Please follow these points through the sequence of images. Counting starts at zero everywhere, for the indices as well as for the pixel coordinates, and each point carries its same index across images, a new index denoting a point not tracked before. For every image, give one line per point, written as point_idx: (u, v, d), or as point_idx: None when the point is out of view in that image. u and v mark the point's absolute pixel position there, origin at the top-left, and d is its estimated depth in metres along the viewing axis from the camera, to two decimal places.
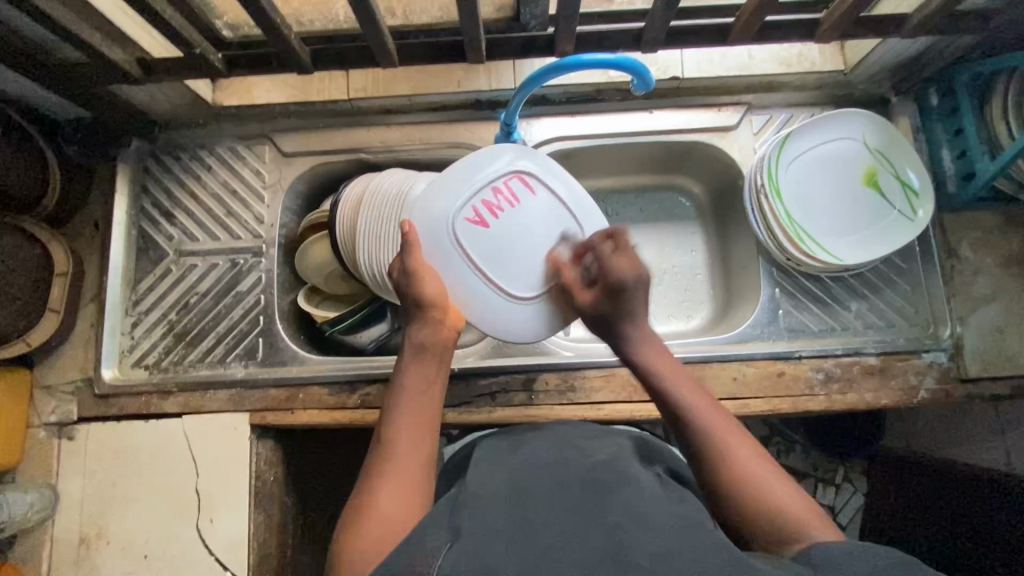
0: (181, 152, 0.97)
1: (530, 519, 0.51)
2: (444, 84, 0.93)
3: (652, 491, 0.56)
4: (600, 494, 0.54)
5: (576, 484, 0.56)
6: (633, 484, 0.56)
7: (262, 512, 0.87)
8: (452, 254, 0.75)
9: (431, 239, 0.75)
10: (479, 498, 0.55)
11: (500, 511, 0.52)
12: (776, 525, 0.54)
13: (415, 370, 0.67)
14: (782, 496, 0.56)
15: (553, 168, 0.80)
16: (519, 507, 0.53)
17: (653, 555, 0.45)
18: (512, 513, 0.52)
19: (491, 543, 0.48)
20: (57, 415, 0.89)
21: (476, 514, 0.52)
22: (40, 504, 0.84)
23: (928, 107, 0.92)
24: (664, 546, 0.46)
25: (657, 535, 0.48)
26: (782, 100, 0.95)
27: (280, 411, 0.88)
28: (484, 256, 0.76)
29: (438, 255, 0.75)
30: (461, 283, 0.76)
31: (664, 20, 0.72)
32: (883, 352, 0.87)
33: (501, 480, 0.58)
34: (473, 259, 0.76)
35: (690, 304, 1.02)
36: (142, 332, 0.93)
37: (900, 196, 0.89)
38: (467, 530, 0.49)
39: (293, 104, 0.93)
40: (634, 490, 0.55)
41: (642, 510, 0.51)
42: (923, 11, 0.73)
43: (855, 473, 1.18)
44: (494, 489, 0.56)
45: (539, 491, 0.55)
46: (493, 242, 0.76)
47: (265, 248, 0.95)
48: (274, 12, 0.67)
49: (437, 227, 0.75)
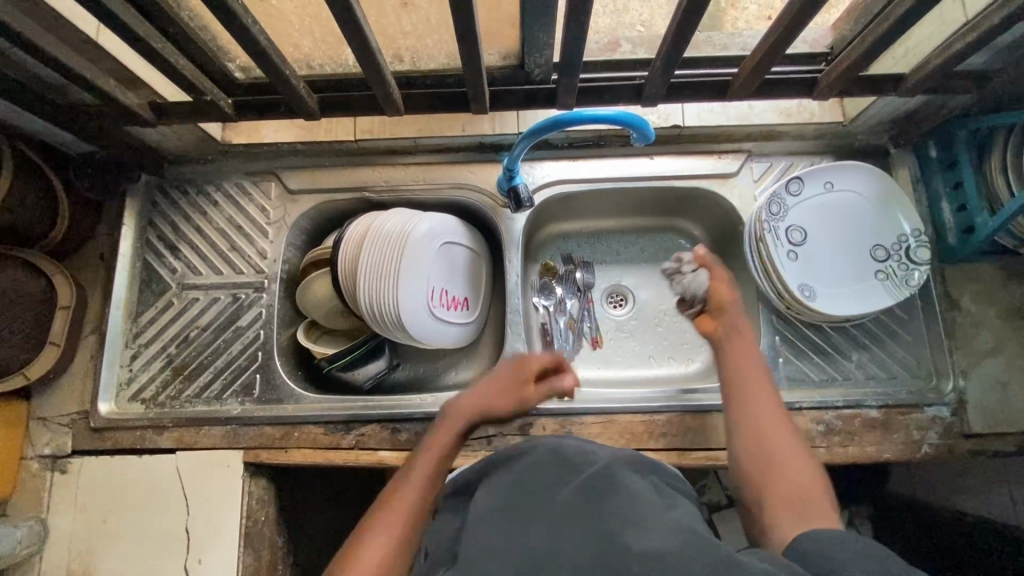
0: (189, 187, 0.99)
1: (526, 532, 0.50)
2: (449, 128, 0.95)
3: (649, 500, 0.54)
4: (593, 502, 0.53)
5: (570, 488, 0.55)
6: (629, 492, 0.55)
7: (253, 552, 0.86)
8: (425, 270, 0.89)
9: (414, 265, 0.87)
10: (473, 521, 0.54)
11: (493, 528, 0.51)
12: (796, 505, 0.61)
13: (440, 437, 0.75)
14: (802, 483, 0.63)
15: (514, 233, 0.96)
16: (514, 519, 0.52)
17: (642, 561, 0.45)
18: (508, 526, 0.51)
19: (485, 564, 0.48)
20: (51, 447, 0.89)
21: (475, 538, 0.51)
22: (29, 540, 0.83)
23: (927, 158, 0.92)
24: (653, 551, 0.46)
25: (648, 544, 0.47)
26: (782, 148, 0.96)
27: (274, 449, 0.88)
28: (436, 278, 0.91)
29: (413, 273, 0.87)
30: (415, 294, 0.88)
31: (664, 76, 0.74)
32: (885, 404, 0.86)
33: (500, 491, 0.57)
34: (424, 277, 0.89)
35: (835, 294, 0.89)
36: (140, 365, 0.93)
37: (901, 249, 0.89)
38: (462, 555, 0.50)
39: (300, 143, 0.96)
40: (626, 494, 0.54)
41: (638, 522, 0.50)
42: (918, 72, 0.75)
43: (860, 516, 1.12)
44: (491, 505, 0.55)
45: (536, 505, 0.53)
46: (448, 271, 0.93)
47: (266, 283, 0.95)
48: (282, 63, 0.69)
49: (423, 260, 0.89)
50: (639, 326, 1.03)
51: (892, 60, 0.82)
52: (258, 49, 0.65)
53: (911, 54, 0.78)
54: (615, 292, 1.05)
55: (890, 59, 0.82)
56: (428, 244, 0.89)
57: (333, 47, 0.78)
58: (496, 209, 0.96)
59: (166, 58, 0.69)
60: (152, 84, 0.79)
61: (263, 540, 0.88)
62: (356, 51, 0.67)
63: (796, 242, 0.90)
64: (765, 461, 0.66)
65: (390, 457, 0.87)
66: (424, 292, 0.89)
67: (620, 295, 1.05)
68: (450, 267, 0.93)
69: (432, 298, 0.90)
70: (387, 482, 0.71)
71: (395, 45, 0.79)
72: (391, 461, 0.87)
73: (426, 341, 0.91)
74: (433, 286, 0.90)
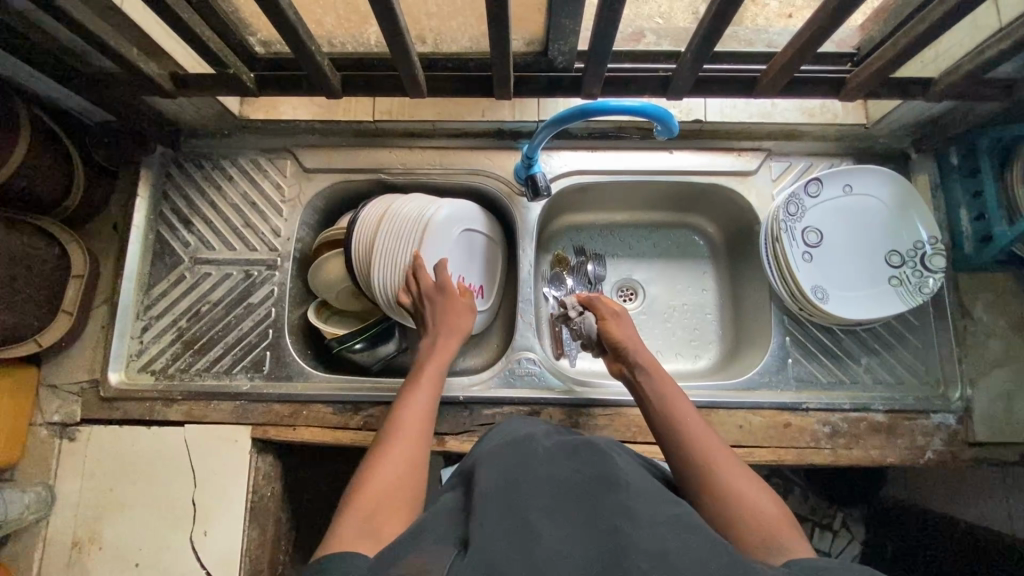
0: (204, 161, 0.98)
1: (532, 524, 0.50)
2: (468, 112, 0.94)
3: (650, 491, 0.55)
4: (597, 494, 0.54)
5: (576, 477, 0.56)
6: (631, 482, 0.56)
7: (258, 527, 0.86)
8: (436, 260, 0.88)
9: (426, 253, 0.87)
10: (481, 497, 0.54)
11: (501, 512, 0.52)
12: (762, 531, 0.57)
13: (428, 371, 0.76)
14: (763, 505, 0.60)
15: (528, 223, 0.95)
16: (522, 506, 0.52)
17: (651, 560, 0.46)
18: (511, 511, 0.52)
19: (495, 546, 0.48)
20: (60, 415, 0.89)
21: (484, 525, 0.50)
22: (36, 505, 0.83)
23: (947, 165, 0.91)
24: (663, 551, 0.47)
25: (656, 538, 0.48)
26: (802, 148, 0.95)
27: (282, 426, 0.88)
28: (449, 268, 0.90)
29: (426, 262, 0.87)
30: None
31: (693, 69, 0.73)
32: (891, 409, 0.87)
33: (499, 470, 0.58)
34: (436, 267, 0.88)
35: (846, 298, 0.88)
36: (151, 337, 0.93)
37: (918, 254, 0.88)
38: (473, 542, 0.49)
39: (317, 121, 0.95)
40: (632, 487, 0.55)
41: (641, 514, 0.51)
42: (948, 77, 0.74)
43: (852, 518, 1.17)
44: (493, 484, 0.56)
45: (536, 492, 0.54)
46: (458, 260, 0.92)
47: (279, 261, 0.95)
48: (308, 39, 0.68)
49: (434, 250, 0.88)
50: (649, 321, 1.03)
51: (921, 63, 0.81)
52: (285, 21, 0.64)
53: (941, 59, 0.77)
54: (626, 286, 1.05)
55: (919, 63, 0.81)
56: (443, 234, 0.89)
57: (357, 25, 0.77)
58: (512, 196, 0.96)
59: (189, 27, 0.68)
60: (172, 55, 0.78)
61: (268, 515, 0.89)
62: (383, 28, 0.66)
63: (812, 243, 0.90)
64: (723, 491, 0.61)
65: None
66: None
67: (631, 288, 1.05)
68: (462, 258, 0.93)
69: None
70: (381, 426, 0.70)
71: (419, 26, 0.78)
72: None
73: None
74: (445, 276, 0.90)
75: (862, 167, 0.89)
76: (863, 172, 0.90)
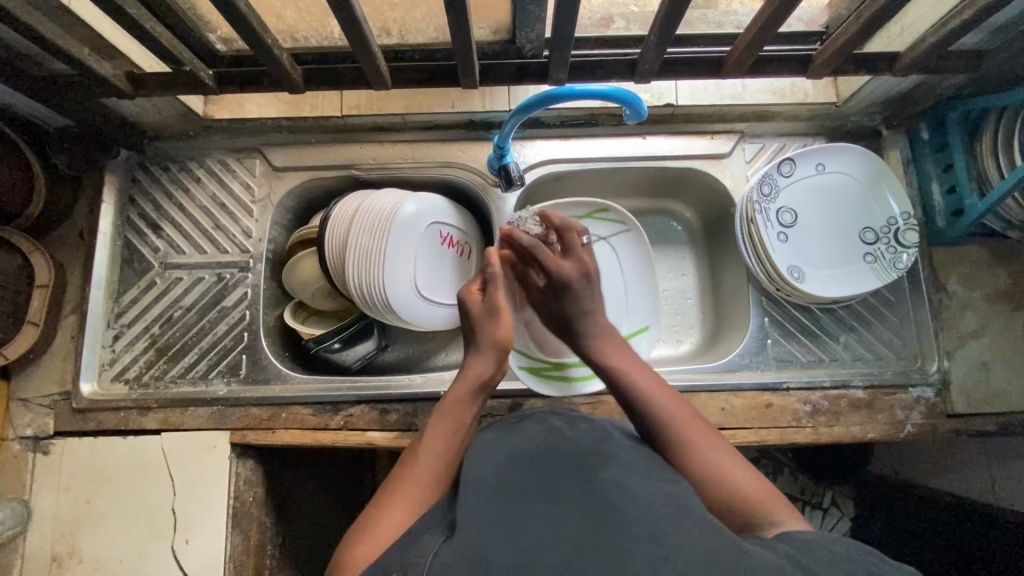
0: (171, 164, 0.96)
1: (520, 513, 0.49)
2: (437, 104, 0.93)
3: (643, 474, 0.55)
4: (587, 478, 0.53)
5: (565, 464, 0.55)
6: (621, 464, 0.56)
7: (241, 533, 0.85)
8: (405, 259, 0.87)
9: (394, 253, 0.86)
10: (467, 485, 0.54)
11: (487, 502, 0.51)
12: (739, 506, 0.57)
13: (456, 390, 0.69)
14: (739, 481, 0.59)
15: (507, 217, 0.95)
16: (509, 492, 0.52)
17: (644, 544, 0.44)
18: (500, 501, 0.51)
19: (482, 533, 0.47)
20: (32, 428, 0.87)
21: (470, 512, 0.49)
22: (11, 522, 0.82)
23: (919, 140, 0.92)
24: (656, 534, 0.45)
25: (649, 521, 0.46)
26: (775, 129, 0.95)
27: (261, 430, 0.87)
28: (422, 267, 0.89)
29: (396, 263, 0.86)
30: (399, 284, 0.86)
31: (658, 52, 0.73)
32: (871, 385, 0.87)
33: (490, 463, 0.57)
34: (408, 267, 0.87)
35: (821, 275, 0.89)
36: (123, 345, 0.91)
37: (892, 229, 0.89)
38: (459, 535, 0.47)
39: (285, 119, 0.93)
40: (623, 474, 0.54)
41: (634, 496, 0.50)
42: (913, 51, 0.74)
43: (841, 496, 1.17)
44: (483, 477, 0.55)
45: (525, 481, 0.53)
46: (431, 258, 0.91)
47: (252, 263, 0.93)
48: (264, 32, 0.66)
49: (401, 247, 0.86)
50: None
51: (888, 37, 0.81)
52: (237, 15, 0.62)
53: (906, 32, 0.77)
54: None
55: (886, 37, 0.81)
56: (412, 233, 0.87)
57: (318, 17, 0.76)
58: (487, 188, 0.95)
59: (140, 24, 0.66)
60: (128, 54, 0.77)
61: (250, 520, 0.88)
62: (341, 19, 0.64)
63: (787, 223, 0.90)
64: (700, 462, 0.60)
65: (380, 437, 0.86)
66: (409, 283, 0.87)
67: None
68: (437, 256, 0.92)
69: (421, 282, 0.89)
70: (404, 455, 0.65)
71: (383, 16, 0.77)
72: (381, 442, 0.86)
73: (415, 325, 0.90)
74: (419, 276, 0.89)
75: (835, 145, 0.89)
76: (837, 149, 0.89)
